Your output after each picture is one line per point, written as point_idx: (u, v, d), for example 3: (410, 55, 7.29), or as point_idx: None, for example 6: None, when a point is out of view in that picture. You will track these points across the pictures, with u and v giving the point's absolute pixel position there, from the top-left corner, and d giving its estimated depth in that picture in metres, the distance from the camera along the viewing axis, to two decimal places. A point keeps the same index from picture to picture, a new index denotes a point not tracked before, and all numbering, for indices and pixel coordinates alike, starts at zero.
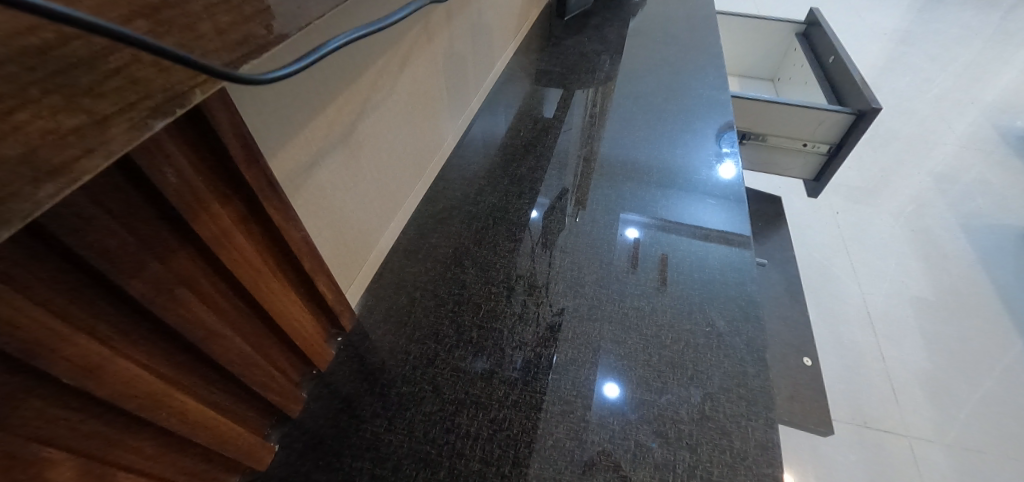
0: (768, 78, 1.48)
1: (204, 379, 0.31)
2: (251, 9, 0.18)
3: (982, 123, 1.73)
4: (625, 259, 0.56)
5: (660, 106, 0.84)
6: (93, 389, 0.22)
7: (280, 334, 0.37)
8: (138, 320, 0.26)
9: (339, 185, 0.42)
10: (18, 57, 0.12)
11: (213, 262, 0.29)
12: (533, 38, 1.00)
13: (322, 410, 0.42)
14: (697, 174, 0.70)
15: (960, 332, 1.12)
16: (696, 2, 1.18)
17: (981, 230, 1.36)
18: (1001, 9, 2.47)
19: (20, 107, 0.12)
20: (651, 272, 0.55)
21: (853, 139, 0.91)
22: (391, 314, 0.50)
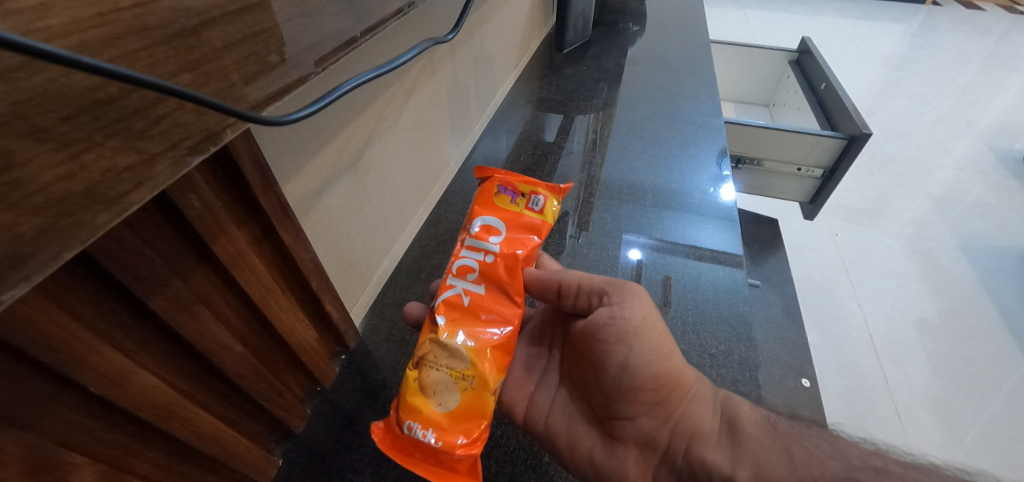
0: (763, 103, 1.52)
1: (214, 391, 0.32)
2: (276, 58, 0.21)
3: (979, 145, 1.76)
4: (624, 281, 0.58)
5: (658, 131, 0.87)
6: (117, 398, 0.24)
7: (287, 350, 0.39)
8: (159, 334, 0.27)
9: (346, 209, 0.44)
10: (89, 109, 0.14)
11: (230, 279, 0.31)
12: (534, 67, 1.05)
13: (325, 426, 0.43)
14: (692, 196, 0.72)
15: (965, 354, 1.12)
16: (692, 32, 1.23)
17: (981, 251, 1.36)
18: (995, 34, 2.53)
19: (89, 150, 0.14)
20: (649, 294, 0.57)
21: (845, 163, 0.93)
22: (393, 333, 0.51)
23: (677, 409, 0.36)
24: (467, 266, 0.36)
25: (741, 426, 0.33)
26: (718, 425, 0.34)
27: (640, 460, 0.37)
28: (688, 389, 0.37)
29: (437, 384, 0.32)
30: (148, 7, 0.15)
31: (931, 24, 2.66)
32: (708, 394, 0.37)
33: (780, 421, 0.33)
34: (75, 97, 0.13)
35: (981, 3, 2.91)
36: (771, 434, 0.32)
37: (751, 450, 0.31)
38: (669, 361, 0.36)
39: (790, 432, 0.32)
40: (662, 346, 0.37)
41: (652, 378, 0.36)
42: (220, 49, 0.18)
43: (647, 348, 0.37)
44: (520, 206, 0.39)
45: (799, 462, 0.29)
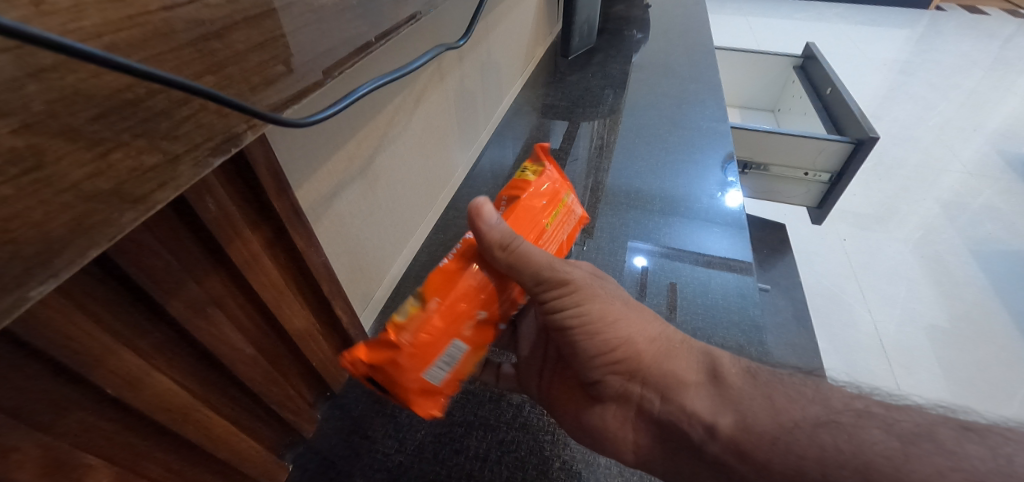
0: (768, 109, 1.52)
1: (226, 395, 0.32)
2: (295, 61, 0.21)
3: (986, 149, 1.75)
4: (632, 287, 0.58)
5: (663, 138, 0.88)
6: (132, 401, 0.24)
7: (297, 354, 0.39)
8: (174, 337, 0.28)
9: (357, 214, 0.45)
10: (118, 109, 0.14)
11: (243, 282, 0.32)
12: (540, 74, 1.06)
13: (335, 432, 0.43)
14: (697, 201, 0.72)
15: (977, 360, 1.10)
16: (696, 38, 1.23)
17: (992, 256, 1.34)
18: (999, 38, 2.53)
19: (117, 149, 0.14)
20: (657, 299, 0.56)
21: (853, 168, 0.93)
22: None
23: (645, 365, 0.34)
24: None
25: (723, 375, 0.33)
26: (701, 376, 0.33)
27: (623, 414, 0.36)
28: (650, 343, 0.35)
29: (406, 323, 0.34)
30: (176, 10, 0.15)
31: (935, 29, 2.66)
32: (681, 347, 0.35)
33: (758, 371, 0.33)
34: (104, 97, 0.14)
35: (985, 8, 2.91)
36: (752, 384, 0.32)
37: (732, 398, 0.31)
38: (617, 324, 0.35)
39: (771, 383, 0.31)
40: (607, 311, 0.35)
41: (607, 345, 0.35)
42: (243, 52, 0.18)
43: (591, 315, 0.35)
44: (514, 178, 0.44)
45: (781, 408, 0.30)
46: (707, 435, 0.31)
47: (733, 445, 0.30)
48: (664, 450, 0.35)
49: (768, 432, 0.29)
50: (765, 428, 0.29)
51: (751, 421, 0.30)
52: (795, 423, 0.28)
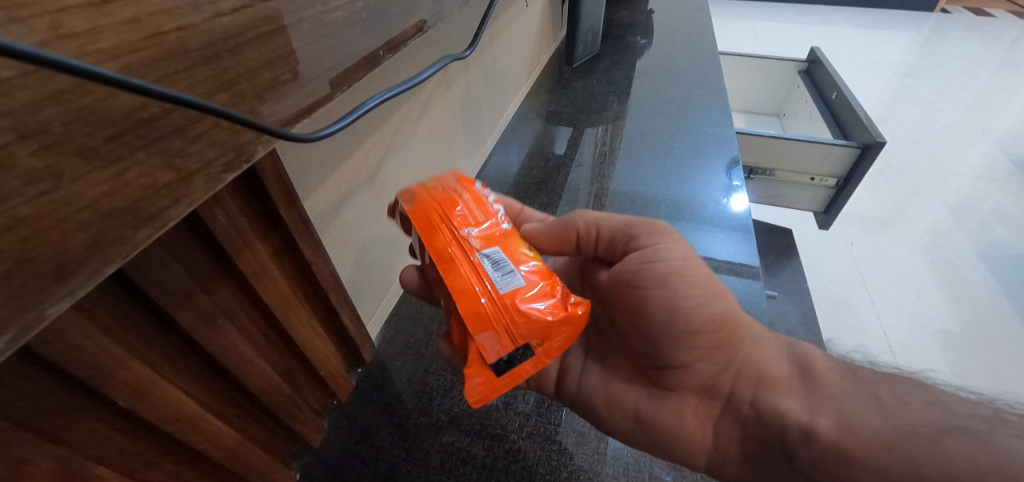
0: (772, 113, 1.51)
1: (234, 404, 0.32)
2: (306, 77, 0.21)
3: (994, 152, 1.73)
4: None
5: (668, 142, 0.88)
6: (143, 412, 0.24)
7: (304, 363, 0.39)
8: (184, 347, 0.28)
9: (363, 223, 0.45)
10: (134, 127, 0.14)
11: (251, 292, 0.32)
12: (544, 80, 1.06)
13: (342, 441, 0.43)
14: (704, 205, 0.72)
15: (988, 366, 1.09)
16: (699, 44, 1.23)
17: (1003, 260, 1.33)
18: (1006, 40, 2.51)
19: (132, 167, 0.14)
20: None
21: (860, 173, 0.92)
22: (408, 347, 0.51)
23: (740, 349, 0.35)
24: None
25: (816, 371, 0.32)
26: (788, 368, 0.33)
27: (700, 409, 0.36)
28: (745, 324, 0.35)
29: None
30: (190, 30, 0.15)
31: (941, 32, 2.64)
32: (769, 337, 0.35)
33: (854, 364, 0.32)
34: (121, 116, 0.14)
35: (990, 10, 2.89)
36: (852, 378, 0.31)
37: (830, 396, 0.30)
38: (722, 299, 0.35)
39: (872, 377, 0.31)
40: (712, 284, 0.35)
41: (711, 321, 0.34)
42: (254, 68, 0.18)
43: (699, 286, 0.35)
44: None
45: (889, 411, 0.28)
46: (802, 436, 0.30)
47: (836, 448, 0.28)
48: (742, 445, 0.34)
49: (882, 435, 0.27)
50: (870, 427, 0.28)
51: (856, 422, 0.28)
52: (912, 428, 0.27)
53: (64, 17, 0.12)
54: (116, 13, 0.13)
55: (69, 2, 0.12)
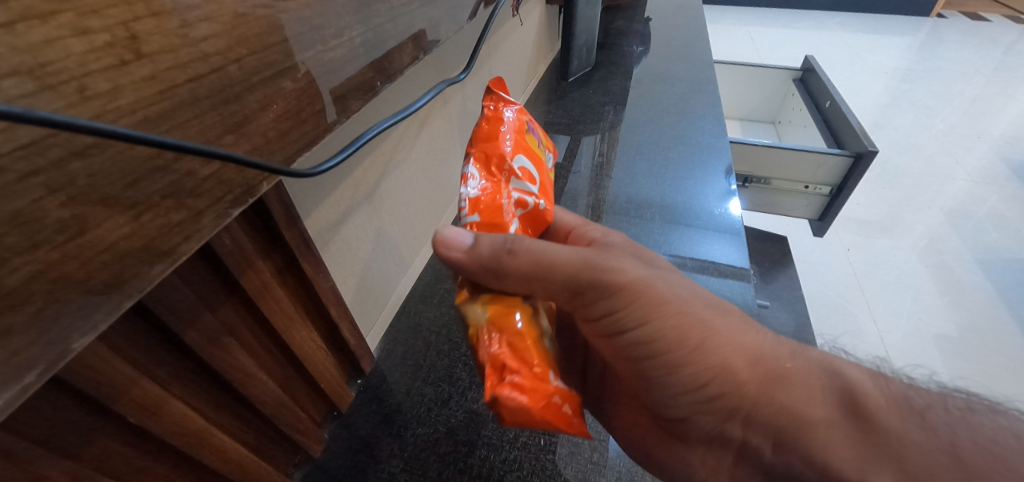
0: (768, 121, 1.53)
1: (238, 417, 0.34)
2: (307, 112, 0.23)
3: (990, 157, 1.75)
4: None
5: (666, 146, 0.90)
6: (153, 427, 0.26)
7: (305, 376, 0.40)
8: (191, 365, 0.29)
9: (363, 238, 0.46)
10: (152, 173, 0.16)
11: (255, 309, 0.33)
12: (542, 91, 1.08)
13: (342, 451, 0.44)
14: (700, 212, 0.74)
15: (986, 370, 1.10)
16: (695, 53, 1.25)
17: (999, 264, 1.34)
18: (1001, 45, 2.53)
19: (149, 210, 0.16)
20: None
21: (853, 181, 0.93)
22: (407, 358, 0.52)
23: (746, 400, 0.33)
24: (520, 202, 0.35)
25: (869, 415, 0.30)
26: (831, 409, 0.31)
27: (712, 456, 0.39)
28: (751, 370, 0.33)
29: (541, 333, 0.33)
30: (200, 82, 0.17)
31: (936, 37, 2.66)
32: (806, 373, 0.33)
33: (918, 403, 0.30)
34: (138, 165, 0.15)
35: (986, 15, 2.91)
36: (917, 424, 0.29)
37: (892, 449, 0.29)
38: (704, 353, 0.33)
39: (942, 427, 0.29)
40: (689, 336, 0.33)
41: (696, 378, 0.34)
42: (259, 110, 0.20)
43: (669, 345, 0.34)
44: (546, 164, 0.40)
45: (962, 453, 0.27)
46: None
47: None
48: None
49: None
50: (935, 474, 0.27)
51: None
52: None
53: (89, 80, 0.13)
54: (135, 72, 0.15)
55: (92, 66, 0.13)
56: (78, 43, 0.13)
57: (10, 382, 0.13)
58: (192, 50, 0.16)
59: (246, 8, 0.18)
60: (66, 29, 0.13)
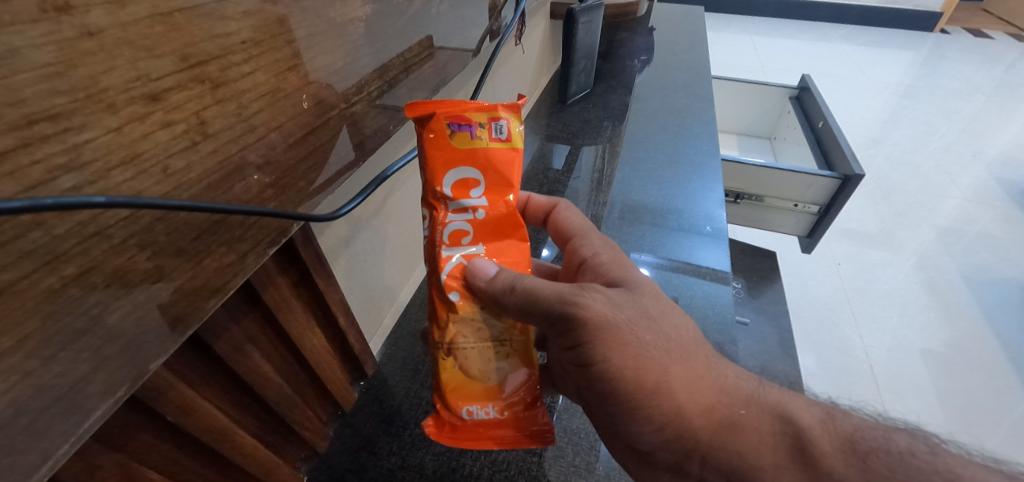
0: (764, 135, 1.56)
1: (255, 416, 0.37)
2: (330, 162, 0.27)
3: (985, 177, 1.78)
4: None
5: (663, 151, 0.97)
6: (187, 425, 0.30)
7: (313, 379, 0.44)
8: (217, 369, 0.33)
9: (369, 251, 0.50)
10: (213, 227, 0.19)
11: (272, 320, 0.37)
12: (543, 102, 1.11)
13: (344, 448, 0.48)
14: (690, 221, 0.80)
15: (965, 387, 1.14)
16: (695, 69, 1.28)
17: (985, 283, 1.37)
18: (1003, 62, 2.55)
19: (208, 256, 0.20)
20: None
21: (840, 202, 0.97)
22: (407, 363, 0.56)
23: (700, 444, 0.33)
24: (460, 231, 0.31)
25: (814, 457, 0.31)
26: (779, 457, 0.32)
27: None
28: (705, 414, 0.33)
29: (477, 364, 0.32)
30: (249, 150, 0.20)
31: (939, 52, 2.68)
32: (750, 415, 0.33)
33: (862, 446, 0.31)
34: (202, 221, 0.19)
35: (989, 32, 2.93)
36: (859, 470, 0.30)
37: None
38: (661, 393, 0.34)
39: (883, 471, 0.29)
40: (648, 376, 0.33)
41: (656, 418, 0.34)
42: (293, 165, 0.23)
43: (629, 384, 0.34)
44: (487, 139, 0.30)
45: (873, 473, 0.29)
46: None
47: None
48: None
49: None
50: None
51: None
52: None
53: (171, 161, 0.17)
54: (203, 149, 0.18)
55: (173, 150, 0.17)
56: (163, 133, 0.17)
57: (104, 397, 0.16)
58: (244, 124, 0.20)
59: (286, 83, 0.22)
60: (155, 124, 0.16)
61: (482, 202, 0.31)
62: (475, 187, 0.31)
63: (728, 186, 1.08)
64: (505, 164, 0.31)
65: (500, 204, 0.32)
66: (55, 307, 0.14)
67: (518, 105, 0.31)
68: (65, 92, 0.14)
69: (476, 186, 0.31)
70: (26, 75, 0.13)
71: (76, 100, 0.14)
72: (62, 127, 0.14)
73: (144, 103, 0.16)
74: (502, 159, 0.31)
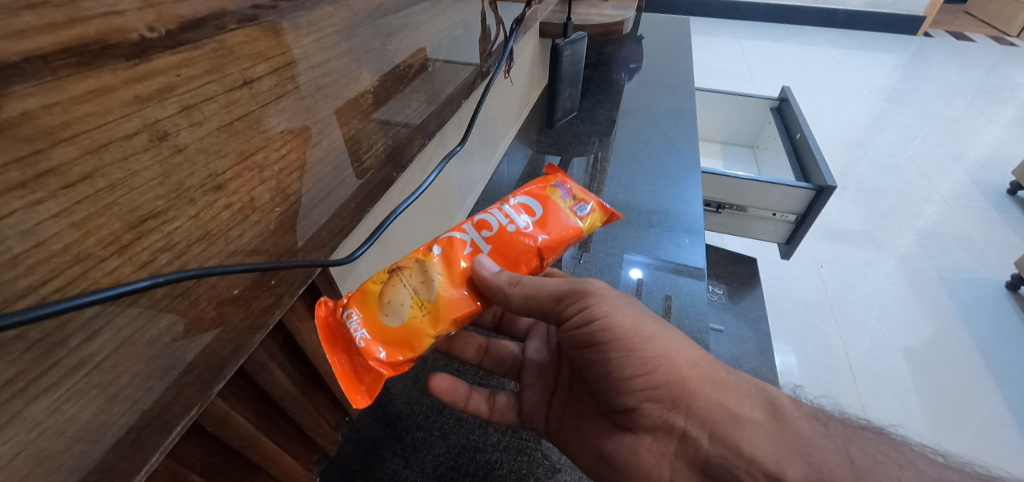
0: (748, 144, 1.62)
1: (274, 423, 0.42)
2: (348, 213, 0.32)
3: (964, 180, 1.84)
4: (630, 291, 0.73)
5: (648, 159, 1.04)
6: (222, 433, 0.34)
7: (324, 389, 0.49)
8: (244, 383, 0.37)
9: (373, 271, 0.54)
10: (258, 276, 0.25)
11: (291, 340, 0.41)
12: (534, 118, 1.16)
13: (352, 450, 0.53)
14: (672, 221, 0.87)
15: (939, 382, 1.20)
16: (680, 82, 1.33)
17: (959, 284, 1.44)
18: (984, 65, 2.63)
19: (253, 297, 0.25)
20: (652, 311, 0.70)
21: (815, 211, 1.02)
22: (408, 372, 0.61)
23: (688, 389, 0.38)
24: (484, 222, 0.40)
25: (782, 417, 0.36)
26: (753, 413, 0.37)
27: (656, 445, 0.41)
28: (688, 366, 0.39)
29: (394, 297, 0.34)
30: (284, 214, 0.26)
31: (922, 56, 2.74)
32: (727, 379, 0.39)
33: (820, 415, 0.37)
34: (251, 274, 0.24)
35: (970, 34, 3.01)
36: (820, 429, 0.36)
37: (802, 446, 0.34)
38: (653, 345, 0.39)
39: (841, 433, 0.36)
40: (642, 330, 0.39)
41: (645, 367, 0.39)
42: (317, 220, 0.29)
43: (626, 335, 0.39)
44: (564, 203, 0.43)
45: (860, 468, 0.32)
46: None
47: None
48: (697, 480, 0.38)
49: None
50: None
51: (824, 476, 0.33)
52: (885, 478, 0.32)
53: (229, 232, 0.22)
54: (251, 220, 0.23)
55: (231, 224, 0.22)
56: (224, 212, 0.22)
57: (183, 413, 0.21)
58: (280, 194, 0.25)
59: (311, 157, 0.27)
60: (220, 207, 0.21)
61: (525, 224, 0.41)
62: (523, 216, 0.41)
63: (710, 196, 1.14)
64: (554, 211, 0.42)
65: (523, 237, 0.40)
66: (152, 350, 0.20)
67: (605, 213, 0.44)
68: (162, 196, 0.19)
69: (524, 212, 0.41)
70: (140, 188, 0.18)
71: (169, 200, 0.19)
72: (161, 221, 0.19)
73: (213, 192, 0.21)
74: (556, 224, 0.41)
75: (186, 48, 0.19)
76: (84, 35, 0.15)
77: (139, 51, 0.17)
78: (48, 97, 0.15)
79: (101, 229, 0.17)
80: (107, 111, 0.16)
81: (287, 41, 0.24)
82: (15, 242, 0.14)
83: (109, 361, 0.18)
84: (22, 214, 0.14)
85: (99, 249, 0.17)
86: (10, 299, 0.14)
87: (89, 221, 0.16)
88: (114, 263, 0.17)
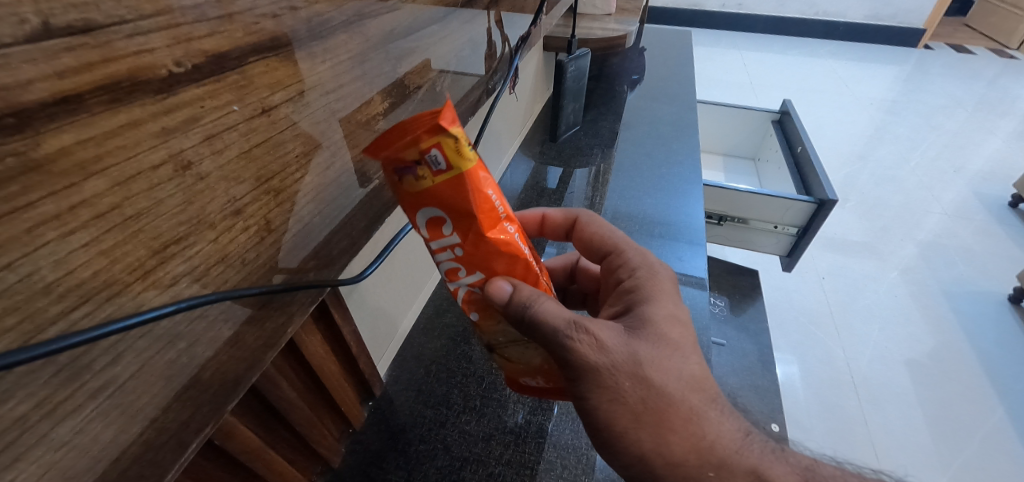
0: (750, 156, 1.63)
1: (279, 435, 0.42)
2: (356, 231, 0.33)
3: (965, 192, 1.84)
4: None
5: (649, 170, 1.04)
6: (230, 446, 0.35)
7: (329, 400, 0.49)
8: (251, 395, 0.38)
9: (378, 283, 0.55)
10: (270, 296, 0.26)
11: (297, 353, 0.42)
12: (537, 130, 1.17)
13: (356, 462, 0.53)
14: (674, 233, 0.87)
15: (942, 396, 1.19)
16: (682, 94, 1.35)
17: (961, 296, 1.44)
18: (984, 78, 2.64)
19: (264, 315, 0.26)
20: None
21: (817, 224, 1.03)
22: (411, 384, 0.61)
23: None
24: (453, 267, 0.30)
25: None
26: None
27: None
28: (668, 465, 0.33)
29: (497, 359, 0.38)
30: (297, 236, 0.27)
31: (922, 68, 2.76)
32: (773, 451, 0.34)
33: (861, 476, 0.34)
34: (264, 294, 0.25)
35: (971, 47, 3.03)
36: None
37: None
38: (628, 436, 0.33)
39: None
40: (613, 420, 0.33)
41: (617, 455, 0.34)
42: (326, 239, 0.30)
43: (661, 406, 0.33)
44: (431, 168, 0.24)
45: None
46: None
47: None
48: None
49: None
50: None
51: None
52: None
53: (246, 254, 0.23)
54: (265, 242, 0.24)
55: (246, 247, 0.23)
56: (242, 236, 0.23)
57: (198, 432, 0.21)
58: (294, 216, 0.26)
59: (323, 179, 0.28)
60: (237, 230, 0.22)
61: (454, 236, 0.27)
62: (446, 226, 0.27)
63: (711, 209, 1.15)
64: (462, 192, 0.25)
65: (470, 238, 0.27)
66: (170, 370, 0.20)
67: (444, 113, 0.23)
68: (185, 223, 0.20)
69: (443, 223, 0.27)
70: (164, 215, 0.19)
71: (190, 226, 0.20)
72: (182, 246, 0.20)
73: (231, 216, 0.22)
74: (457, 190, 0.25)
75: (210, 80, 0.20)
76: (117, 73, 0.16)
77: (166, 85, 0.18)
78: (82, 132, 0.15)
79: (127, 256, 0.17)
80: (137, 143, 0.17)
81: (302, 68, 0.25)
82: (48, 271, 0.15)
83: (131, 382, 0.19)
84: (56, 244, 0.15)
85: (125, 275, 0.17)
86: (42, 326, 0.15)
87: (116, 248, 0.17)
88: (137, 288, 0.18)
